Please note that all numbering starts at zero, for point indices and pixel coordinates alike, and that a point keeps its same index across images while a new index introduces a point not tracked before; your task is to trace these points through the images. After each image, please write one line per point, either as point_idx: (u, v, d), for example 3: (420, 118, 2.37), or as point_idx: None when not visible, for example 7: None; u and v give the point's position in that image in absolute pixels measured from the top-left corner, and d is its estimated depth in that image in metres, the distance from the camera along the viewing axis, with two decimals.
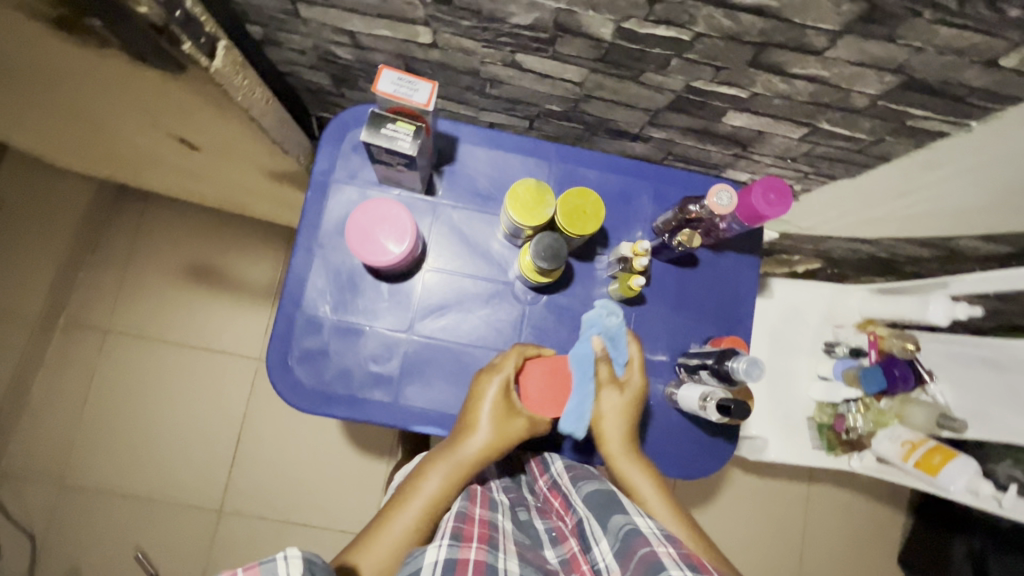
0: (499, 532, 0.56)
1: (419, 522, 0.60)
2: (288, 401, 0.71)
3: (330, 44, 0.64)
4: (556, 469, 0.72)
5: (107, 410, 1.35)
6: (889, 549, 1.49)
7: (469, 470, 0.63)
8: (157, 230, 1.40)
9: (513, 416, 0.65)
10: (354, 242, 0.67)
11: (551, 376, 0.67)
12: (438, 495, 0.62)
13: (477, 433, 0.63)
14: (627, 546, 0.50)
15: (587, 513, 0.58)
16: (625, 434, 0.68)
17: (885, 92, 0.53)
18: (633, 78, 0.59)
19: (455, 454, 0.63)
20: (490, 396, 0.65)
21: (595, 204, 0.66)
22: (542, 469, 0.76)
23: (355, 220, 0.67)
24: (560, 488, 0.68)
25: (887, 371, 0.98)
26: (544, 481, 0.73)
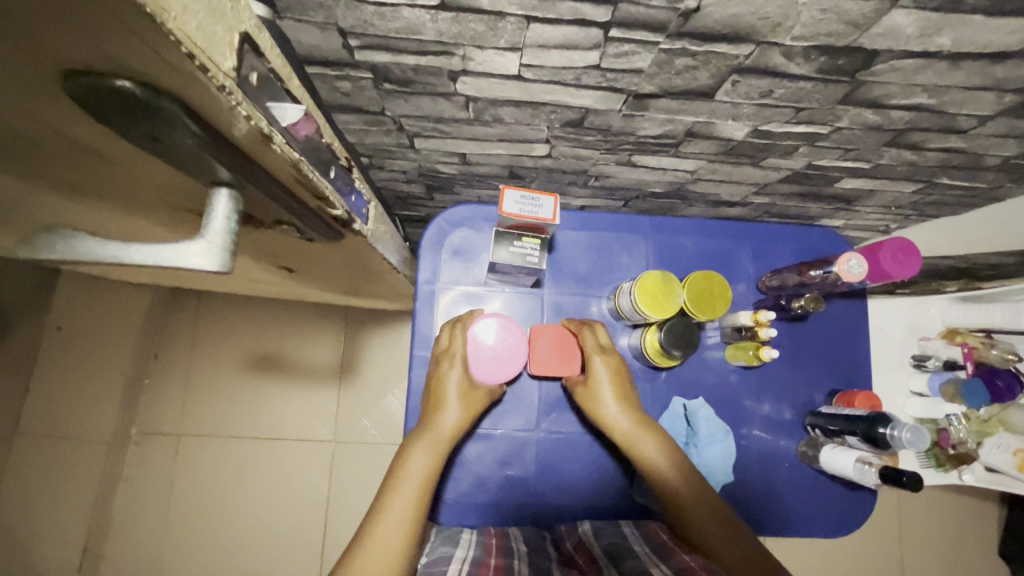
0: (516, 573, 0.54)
1: (417, 499, 0.55)
2: (429, 518, 0.70)
3: (436, 164, 0.64)
4: (584, 529, 0.67)
5: (190, 514, 1.33)
6: (988, 544, 1.47)
7: (447, 444, 0.61)
8: (214, 327, 1.40)
9: (473, 388, 0.66)
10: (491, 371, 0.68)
11: (559, 344, 0.71)
12: (429, 472, 0.57)
13: (449, 407, 0.63)
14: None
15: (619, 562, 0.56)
16: (614, 405, 0.65)
17: (1020, 153, 0.53)
18: (752, 163, 0.59)
19: (433, 431, 0.61)
20: (454, 372, 0.65)
21: (721, 284, 0.65)
22: (568, 532, 0.69)
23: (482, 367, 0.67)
24: (586, 544, 0.63)
25: (990, 384, 0.97)
26: (568, 541, 0.66)
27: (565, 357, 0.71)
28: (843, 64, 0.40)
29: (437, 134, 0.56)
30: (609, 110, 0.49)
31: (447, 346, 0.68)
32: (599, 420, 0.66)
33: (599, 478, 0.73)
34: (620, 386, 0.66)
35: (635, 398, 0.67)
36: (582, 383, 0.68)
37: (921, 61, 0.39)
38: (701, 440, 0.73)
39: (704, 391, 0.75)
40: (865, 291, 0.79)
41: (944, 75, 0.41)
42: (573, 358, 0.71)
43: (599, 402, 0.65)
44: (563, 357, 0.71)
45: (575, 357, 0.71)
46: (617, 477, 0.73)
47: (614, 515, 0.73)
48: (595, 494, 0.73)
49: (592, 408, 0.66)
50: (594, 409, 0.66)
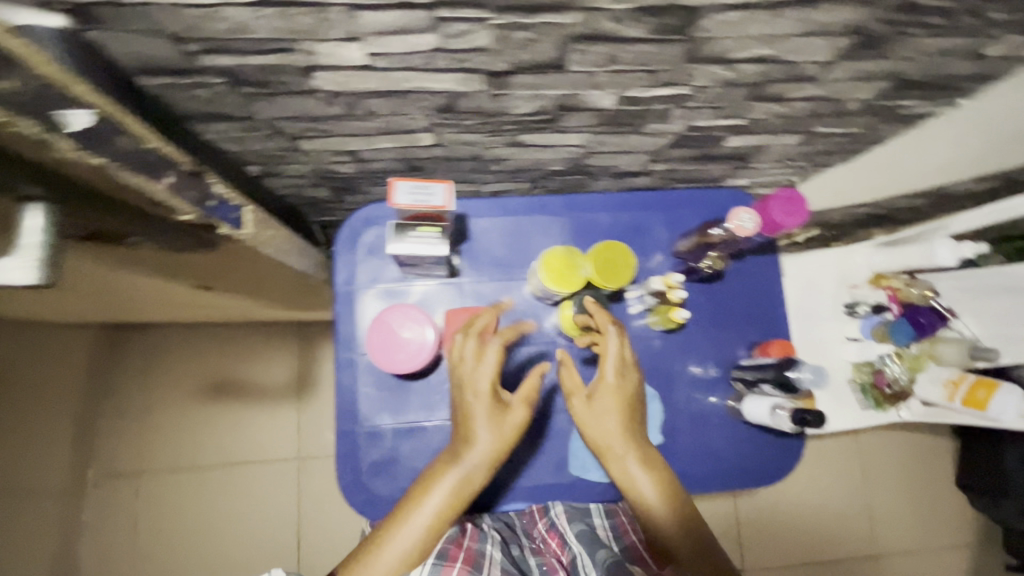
0: (484, 559, 0.65)
1: (424, 538, 0.58)
2: (369, 517, 0.71)
3: (330, 164, 0.65)
4: (555, 511, 0.80)
5: (162, 550, 1.30)
6: (946, 477, 1.54)
7: (470, 481, 0.61)
8: (165, 357, 1.37)
9: (506, 409, 0.62)
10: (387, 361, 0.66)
11: (474, 328, 0.71)
12: (441, 511, 0.59)
13: (478, 441, 0.60)
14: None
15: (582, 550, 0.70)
16: (618, 437, 0.63)
17: (878, 94, 0.56)
18: (634, 131, 0.61)
19: (459, 468, 0.60)
20: (481, 399, 0.61)
21: (624, 253, 0.66)
22: (541, 514, 0.81)
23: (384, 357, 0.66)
24: (557, 529, 0.77)
25: (914, 321, 1.02)
26: (542, 524, 0.79)
27: (481, 340, 0.71)
28: (673, 23, 0.41)
29: (319, 133, 0.57)
30: (475, 92, 0.50)
31: (470, 363, 0.63)
32: (599, 445, 0.64)
33: None
34: (627, 419, 0.64)
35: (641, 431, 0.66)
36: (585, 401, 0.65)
37: (743, 13, 0.41)
38: None
39: None
40: (776, 245, 0.81)
41: (771, 25, 0.42)
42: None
43: (602, 429, 0.64)
44: (480, 340, 0.71)
45: (490, 340, 0.71)
46: None
47: None
48: None
49: (592, 430, 0.64)
50: (592, 428, 0.64)
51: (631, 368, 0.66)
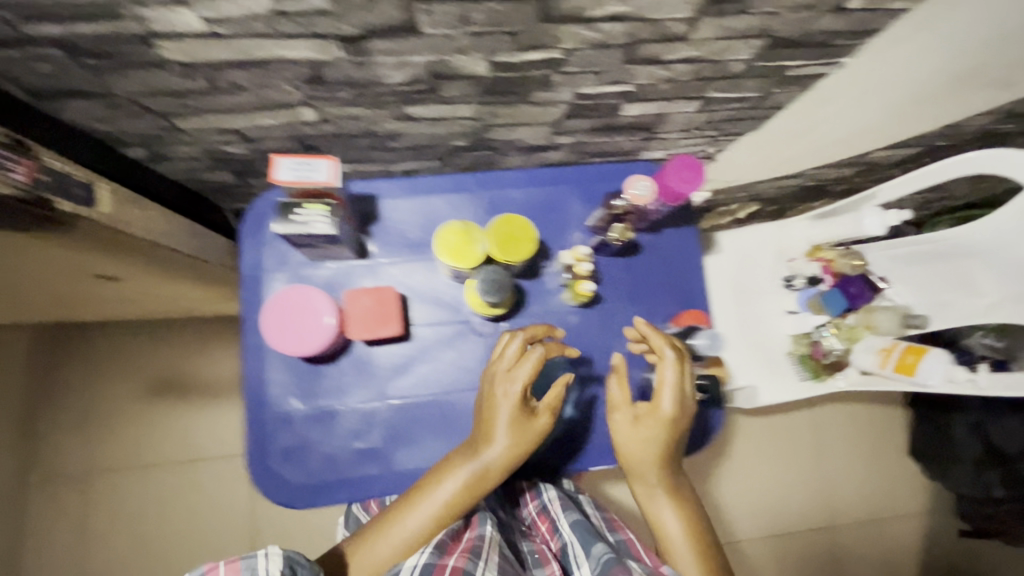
0: (484, 543, 0.64)
1: (433, 522, 0.62)
2: (281, 502, 0.71)
3: (218, 144, 0.63)
4: (548, 496, 0.77)
5: (111, 552, 1.29)
6: (900, 447, 1.56)
7: (487, 477, 0.63)
8: (107, 357, 1.34)
9: (529, 417, 0.64)
10: (281, 340, 0.65)
11: (375, 305, 0.68)
12: (451, 500, 0.63)
13: (497, 443, 0.63)
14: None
15: (574, 538, 0.69)
16: (653, 464, 0.68)
17: (757, 54, 0.55)
18: (522, 100, 0.60)
19: (475, 462, 0.62)
20: (505, 406, 0.63)
21: (524, 226, 0.66)
22: (533, 492, 0.80)
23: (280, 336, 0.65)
24: (549, 514, 0.75)
25: (846, 292, 1.04)
26: (533, 506, 0.78)
27: (383, 319, 0.68)
28: None
29: (191, 110, 0.55)
30: (336, 60, 0.49)
31: (506, 370, 0.64)
32: (633, 460, 0.69)
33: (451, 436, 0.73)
34: (665, 450, 0.68)
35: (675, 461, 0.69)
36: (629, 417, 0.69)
37: None
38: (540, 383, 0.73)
39: None
40: (694, 217, 0.81)
41: None
42: (391, 318, 0.68)
43: (639, 448, 0.68)
44: (381, 318, 0.68)
45: (393, 318, 0.68)
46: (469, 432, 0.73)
47: None
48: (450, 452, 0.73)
49: (630, 447, 0.68)
50: (627, 443, 0.69)
51: (683, 397, 0.68)
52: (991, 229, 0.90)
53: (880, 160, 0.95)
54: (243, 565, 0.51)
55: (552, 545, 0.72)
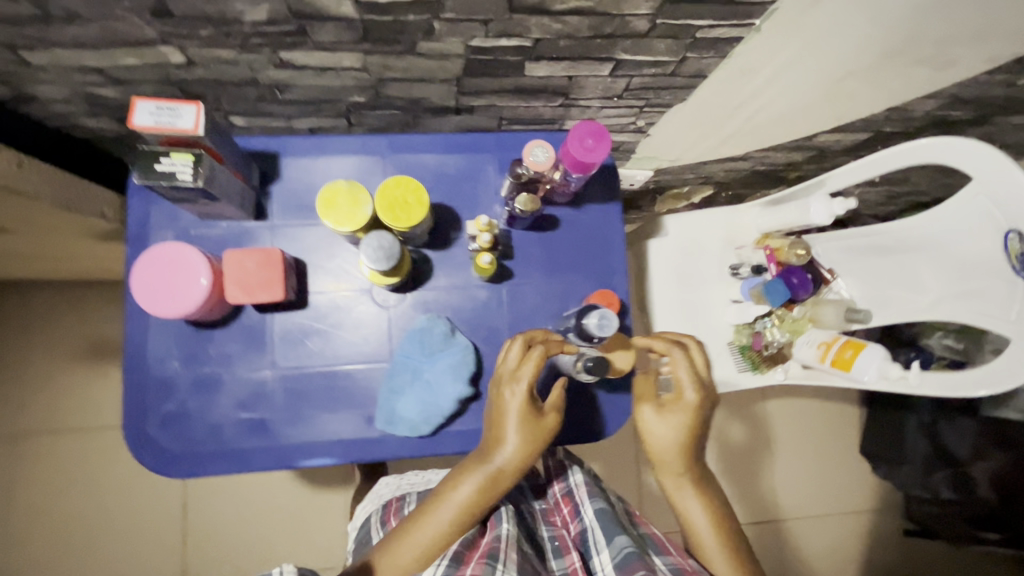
0: (502, 542, 0.61)
1: (452, 527, 0.62)
2: (161, 472, 0.67)
3: (85, 86, 0.58)
4: (574, 480, 0.80)
5: (36, 517, 1.26)
6: (852, 444, 1.55)
7: (501, 479, 0.63)
8: (33, 318, 1.27)
9: (539, 417, 0.63)
10: (149, 303, 0.60)
11: (258, 268, 0.64)
12: (468, 503, 0.62)
13: (511, 445, 0.62)
14: (627, 565, 0.61)
15: (594, 525, 0.70)
16: (675, 456, 0.68)
17: (657, 9, 0.51)
18: (410, 51, 0.55)
19: (486, 466, 0.62)
20: (513, 409, 0.62)
21: (416, 190, 0.62)
22: (559, 474, 0.83)
23: (147, 298, 0.60)
24: (571, 497, 0.78)
25: (787, 281, 0.99)
26: (559, 488, 0.81)
27: (265, 284, 0.64)
28: None
29: (35, 43, 0.50)
30: None
31: (514, 368, 0.64)
32: (655, 451, 0.69)
33: (345, 411, 0.70)
34: (688, 441, 0.68)
35: (700, 450, 0.70)
36: (653, 406, 0.70)
37: None
38: (438, 358, 0.69)
39: (453, 311, 0.73)
40: (619, 193, 0.77)
41: None
42: (274, 283, 0.64)
43: (660, 438, 0.68)
44: (263, 283, 0.64)
45: (275, 283, 0.64)
46: (364, 408, 0.70)
47: (365, 448, 0.69)
48: (343, 427, 0.69)
49: (651, 437, 0.69)
50: (651, 435, 0.69)
51: (705, 387, 0.69)
52: (937, 224, 0.86)
53: (829, 144, 0.91)
54: None
55: (572, 529, 0.73)
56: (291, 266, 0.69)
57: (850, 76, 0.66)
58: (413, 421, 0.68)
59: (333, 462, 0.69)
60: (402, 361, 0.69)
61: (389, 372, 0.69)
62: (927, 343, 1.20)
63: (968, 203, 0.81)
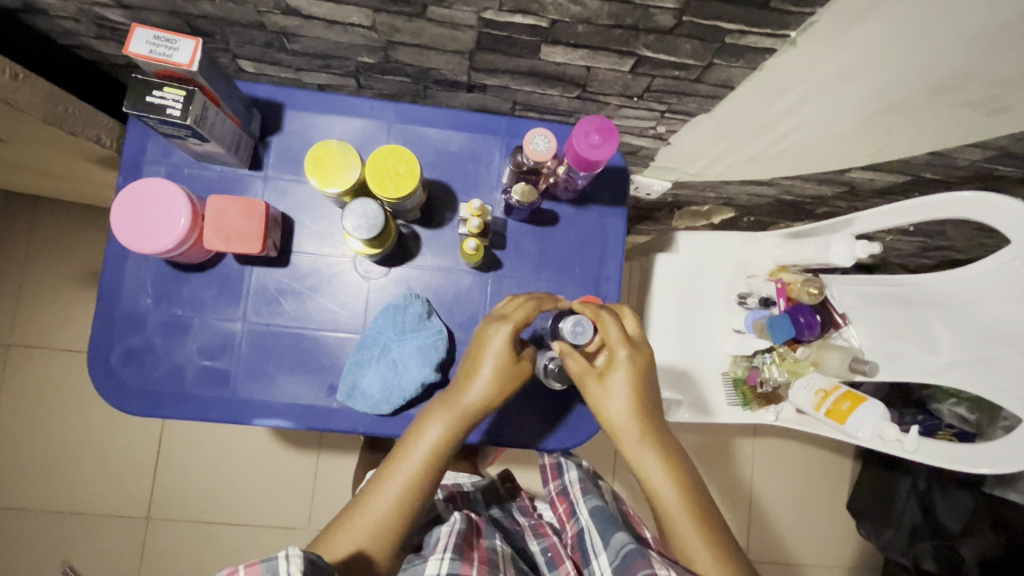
0: (497, 556, 0.65)
1: (423, 472, 0.59)
2: (115, 405, 0.66)
3: (93, 6, 0.57)
4: (569, 476, 0.77)
5: (19, 426, 1.29)
6: (840, 498, 1.49)
7: (472, 416, 0.61)
8: (47, 237, 1.30)
9: (516, 353, 0.61)
10: (125, 235, 0.58)
11: (241, 219, 0.62)
12: (440, 444, 0.60)
13: (486, 378, 0.60)
14: (629, 565, 0.60)
15: (591, 525, 0.69)
16: (627, 419, 0.63)
17: (683, 4, 0.47)
18: (420, 14, 0.52)
19: (457, 403, 0.60)
20: (491, 342, 0.60)
21: (410, 163, 0.59)
22: (556, 473, 0.79)
23: (124, 232, 0.58)
24: (567, 495, 0.76)
25: (794, 319, 0.94)
26: (555, 486, 0.79)
27: (244, 236, 0.62)
28: None
29: None
30: None
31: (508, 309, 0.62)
32: (607, 421, 0.64)
33: (307, 377, 0.68)
34: (638, 399, 0.63)
35: (653, 407, 0.64)
36: (595, 375, 0.63)
37: None
38: (408, 339, 0.66)
39: (434, 293, 0.71)
40: (626, 198, 0.73)
41: None
42: (254, 236, 0.62)
43: (612, 406, 0.63)
44: (243, 235, 0.62)
45: (255, 236, 0.62)
46: (329, 376, 0.68)
47: (324, 417, 0.68)
48: (304, 392, 0.68)
49: (601, 407, 0.63)
50: (606, 405, 0.63)
51: (641, 344, 0.63)
52: (961, 284, 0.80)
53: (862, 182, 0.85)
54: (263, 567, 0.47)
55: (567, 531, 0.73)
56: (277, 222, 0.67)
57: (889, 110, 0.61)
58: (372, 396, 0.66)
59: (288, 425, 0.67)
60: (372, 336, 0.67)
61: (358, 343, 0.67)
62: (938, 409, 1.13)
63: (1000, 270, 0.75)
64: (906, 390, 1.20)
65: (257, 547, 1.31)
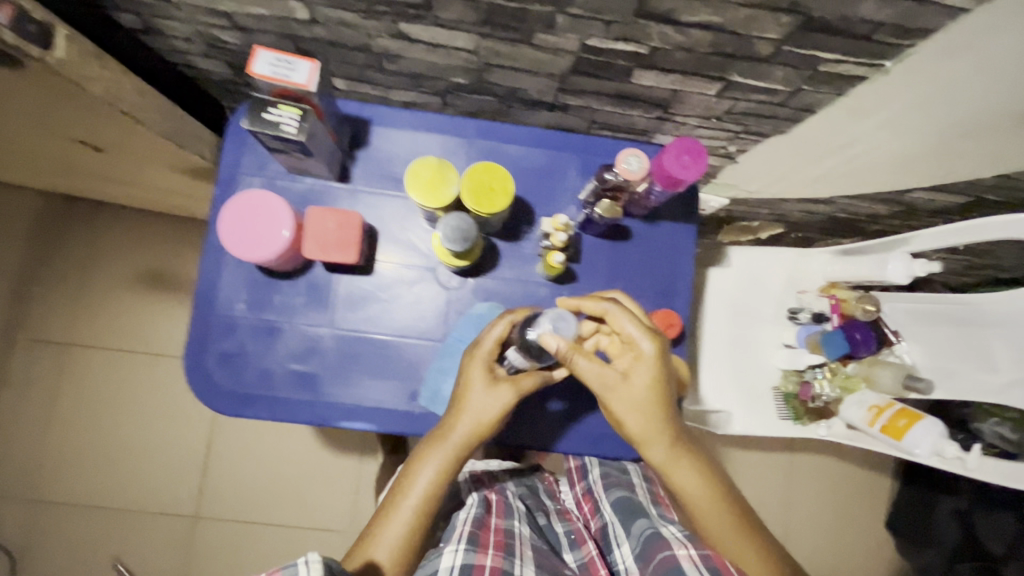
0: (515, 539, 0.67)
1: (416, 513, 0.61)
2: (208, 405, 0.69)
3: (210, 28, 0.61)
4: (594, 476, 0.84)
5: (74, 423, 1.33)
6: (877, 516, 1.48)
7: (459, 452, 0.63)
8: (106, 239, 1.34)
9: (497, 385, 0.63)
10: (232, 244, 0.62)
11: (338, 229, 0.64)
12: (430, 487, 0.62)
13: (475, 414, 0.62)
14: (647, 550, 0.66)
15: (614, 517, 0.75)
16: (653, 421, 0.62)
17: (786, 36, 0.49)
18: (525, 41, 0.55)
19: (443, 442, 0.62)
20: (471, 379, 0.62)
21: (504, 179, 0.62)
22: (581, 475, 0.87)
23: (232, 242, 0.62)
24: (592, 493, 0.83)
25: (849, 336, 0.95)
26: (580, 487, 0.86)
27: (341, 245, 0.64)
28: None
29: None
30: None
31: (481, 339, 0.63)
32: (633, 432, 0.63)
33: (389, 381, 0.71)
34: (661, 399, 0.62)
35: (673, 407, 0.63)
36: (617, 380, 0.61)
37: None
38: None
39: (511, 303, 0.73)
40: (696, 214, 0.75)
41: None
42: (350, 245, 0.65)
43: (637, 412, 0.62)
44: (341, 244, 0.64)
45: (352, 245, 0.65)
46: (410, 382, 0.71)
47: (405, 420, 0.70)
48: (387, 395, 0.70)
49: (626, 413, 0.62)
50: (631, 410, 0.61)
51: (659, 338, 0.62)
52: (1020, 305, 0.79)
53: (921, 201, 0.87)
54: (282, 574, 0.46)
55: (591, 522, 0.79)
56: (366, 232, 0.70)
57: (965, 134, 0.63)
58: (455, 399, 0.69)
59: (370, 428, 0.70)
60: (453, 344, 0.70)
61: (440, 352, 0.71)
62: (979, 428, 1.12)
63: None
64: (951, 408, 1.19)
65: (301, 549, 1.33)
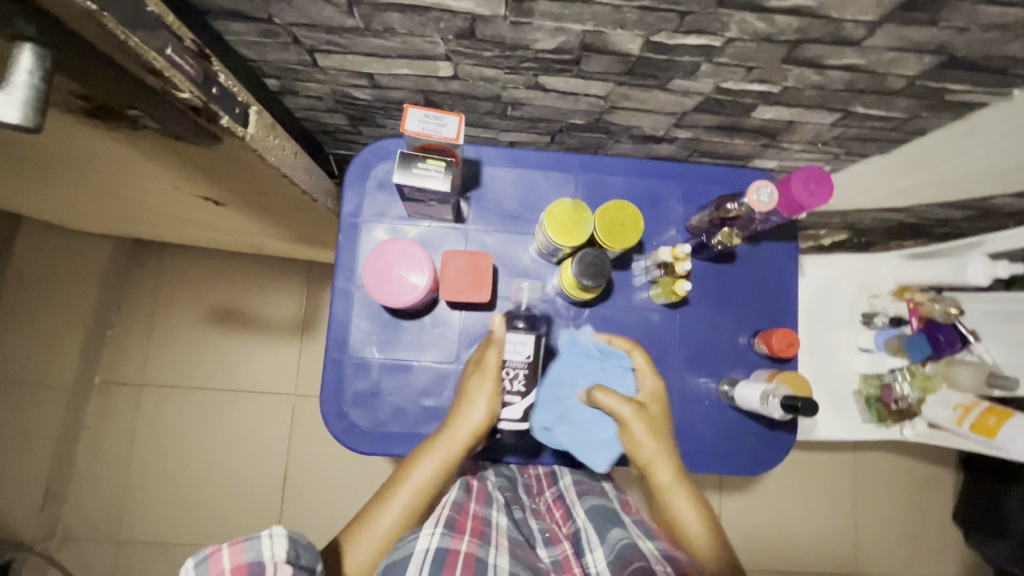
0: (493, 527, 0.57)
1: (407, 509, 0.59)
2: (346, 445, 0.72)
3: (348, 87, 0.64)
4: (565, 483, 0.72)
5: (154, 463, 1.34)
6: (943, 510, 1.49)
7: (460, 450, 0.62)
8: (178, 280, 1.37)
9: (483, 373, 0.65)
10: (373, 284, 0.65)
11: (468, 270, 0.68)
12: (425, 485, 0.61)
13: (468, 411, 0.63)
14: (620, 560, 0.53)
15: (588, 524, 0.61)
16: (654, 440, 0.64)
17: (924, 72, 0.52)
18: (660, 86, 0.58)
19: (446, 441, 0.62)
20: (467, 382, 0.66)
21: (633, 215, 0.65)
22: (550, 482, 0.75)
23: (378, 289, 0.65)
24: (564, 500, 0.70)
25: (932, 337, 0.98)
26: (550, 492, 0.73)
27: (475, 284, 0.68)
28: None
29: (334, 49, 0.55)
30: (494, 17, 0.48)
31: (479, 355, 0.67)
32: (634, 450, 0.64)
33: None
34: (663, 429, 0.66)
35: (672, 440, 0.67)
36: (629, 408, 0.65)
37: None
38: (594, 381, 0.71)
39: (625, 329, 0.76)
40: (796, 233, 0.78)
41: None
42: (482, 285, 0.68)
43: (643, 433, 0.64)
44: (475, 282, 0.68)
45: (484, 284, 0.68)
46: None
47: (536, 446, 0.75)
48: None
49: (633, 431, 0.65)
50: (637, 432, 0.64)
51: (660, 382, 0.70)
52: None
53: (1000, 206, 0.89)
54: (246, 546, 0.44)
55: (564, 527, 0.65)
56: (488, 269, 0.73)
57: None
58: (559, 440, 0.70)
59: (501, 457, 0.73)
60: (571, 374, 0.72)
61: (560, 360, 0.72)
62: None
63: None
64: None
65: None
